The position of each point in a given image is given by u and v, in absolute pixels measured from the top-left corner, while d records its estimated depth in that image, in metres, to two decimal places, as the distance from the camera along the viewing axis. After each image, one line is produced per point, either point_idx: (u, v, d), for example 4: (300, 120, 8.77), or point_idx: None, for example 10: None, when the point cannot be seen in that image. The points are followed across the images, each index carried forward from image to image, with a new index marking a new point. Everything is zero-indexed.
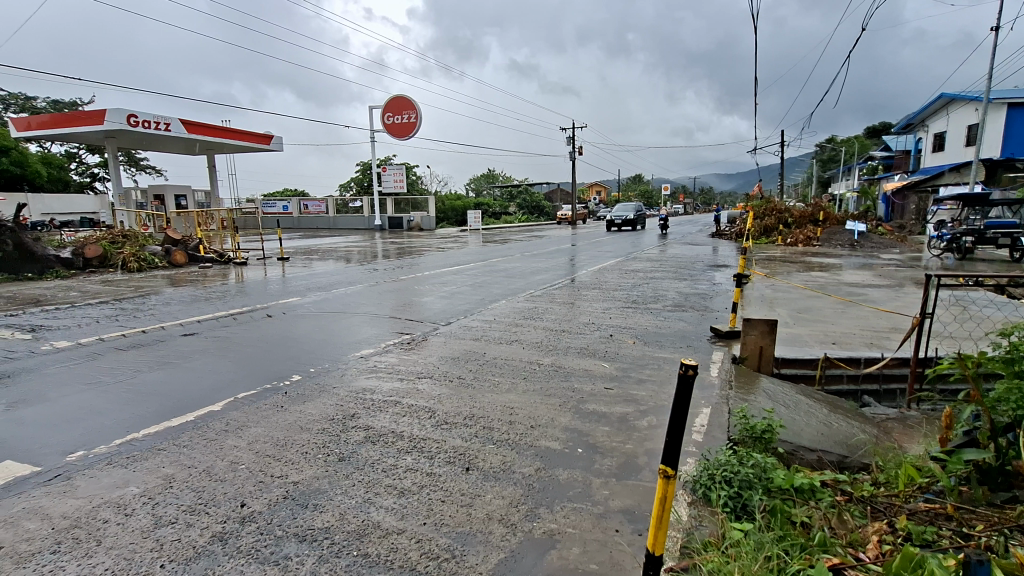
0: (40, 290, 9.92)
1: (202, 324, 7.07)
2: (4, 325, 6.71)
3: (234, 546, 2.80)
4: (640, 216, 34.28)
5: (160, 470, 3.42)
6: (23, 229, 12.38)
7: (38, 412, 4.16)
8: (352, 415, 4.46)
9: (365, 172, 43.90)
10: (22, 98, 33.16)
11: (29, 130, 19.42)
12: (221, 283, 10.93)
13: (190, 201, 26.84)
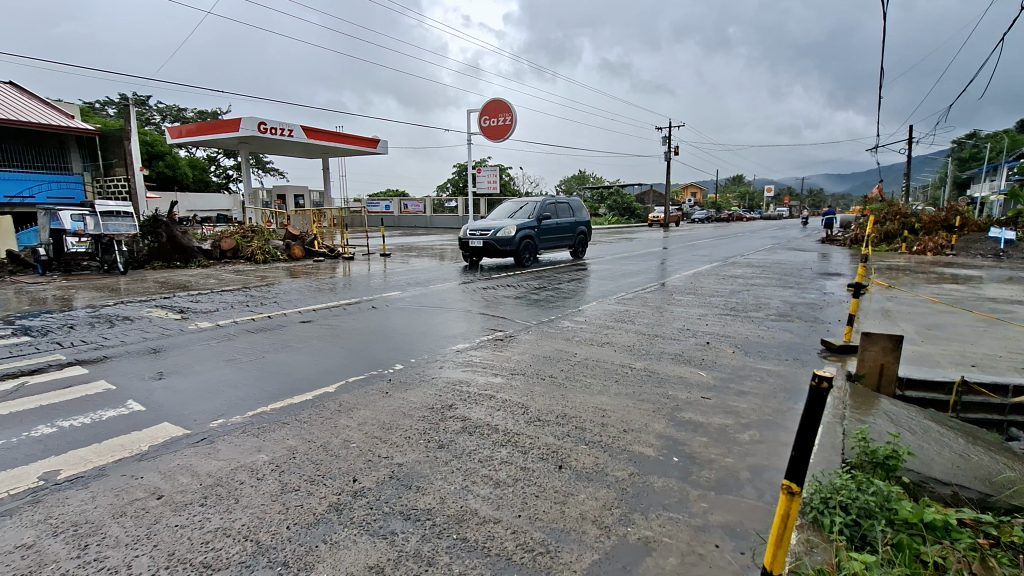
0: (188, 277, 11.37)
1: (316, 313, 7.74)
2: (159, 306, 7.78)
3: (348, 517, 3.04)
4: (555, 236, 15.12)
5: (286, 441, 3.79)
6: (174, 223, 14.12)
7: (187, 383, 4.78)
8: (449, 404, 4.66)
9: (460, 174, 45.50)
10: (175, 109, 38.19)
11: (181, 137, 22.11)
12: (331, 276, 11.87)
13: (306, 200, 29.43)
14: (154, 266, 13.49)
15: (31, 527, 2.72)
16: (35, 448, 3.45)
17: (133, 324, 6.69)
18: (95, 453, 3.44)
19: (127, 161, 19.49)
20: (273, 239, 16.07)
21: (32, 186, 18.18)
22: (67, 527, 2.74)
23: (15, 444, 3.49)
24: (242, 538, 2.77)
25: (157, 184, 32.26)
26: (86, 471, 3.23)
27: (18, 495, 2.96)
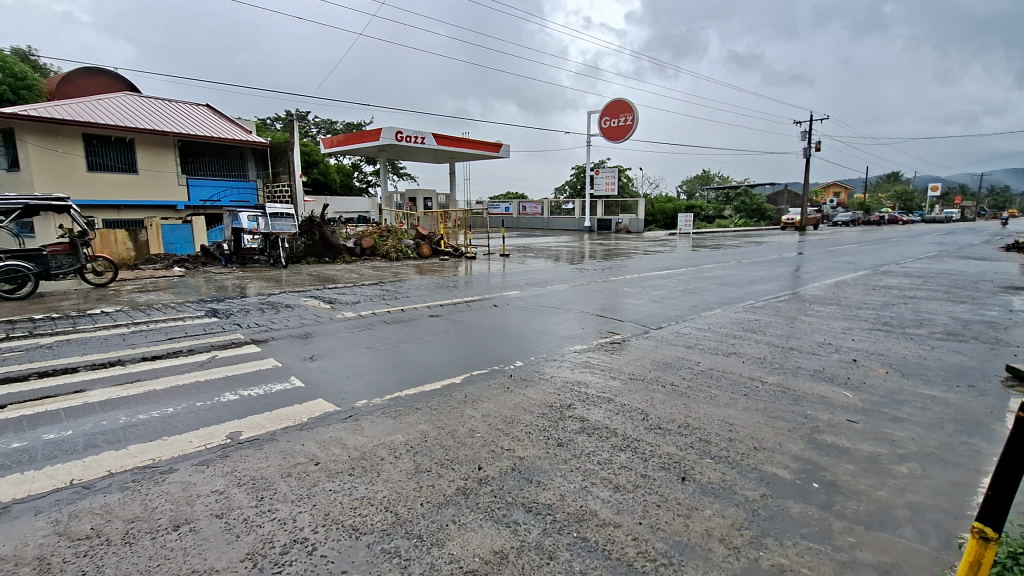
0: (334, 271, 12.74)
1: (443, 308, 8.26)
2: (312, 296, 8.85)
3: (474, 502, 3.21)
4: None
5: (419, 425, 4.11)
6: (325, 224, 15.85)
7: (334, 365, 5.39)
8: (568, 404, 4.70)
9: (578, 176, 45.51)
10: (327, 122, 42.97)
11: (332, 147, 24.82)
12: (454, 274, 12.58)
13: (433, 202, 31.46)
14: (308, 261, 15.27)
15: (221, 476, 3.22)
16: (224, 411, 4.08)
17: (293, 311, 7.69)
18: (267, 420, 3.99)
19: (291, 168, 22.39)
20: (405, 238, 17.46)
21: (220, 192, 21.57)
22: (247, 479, 3.21)
23: (208, 406, 4.16)
24: (383, 510, 3.05)
25: (311, 189, 36.56)
26: (261, 434, 3.75)
27: (212, 449, 3.51)
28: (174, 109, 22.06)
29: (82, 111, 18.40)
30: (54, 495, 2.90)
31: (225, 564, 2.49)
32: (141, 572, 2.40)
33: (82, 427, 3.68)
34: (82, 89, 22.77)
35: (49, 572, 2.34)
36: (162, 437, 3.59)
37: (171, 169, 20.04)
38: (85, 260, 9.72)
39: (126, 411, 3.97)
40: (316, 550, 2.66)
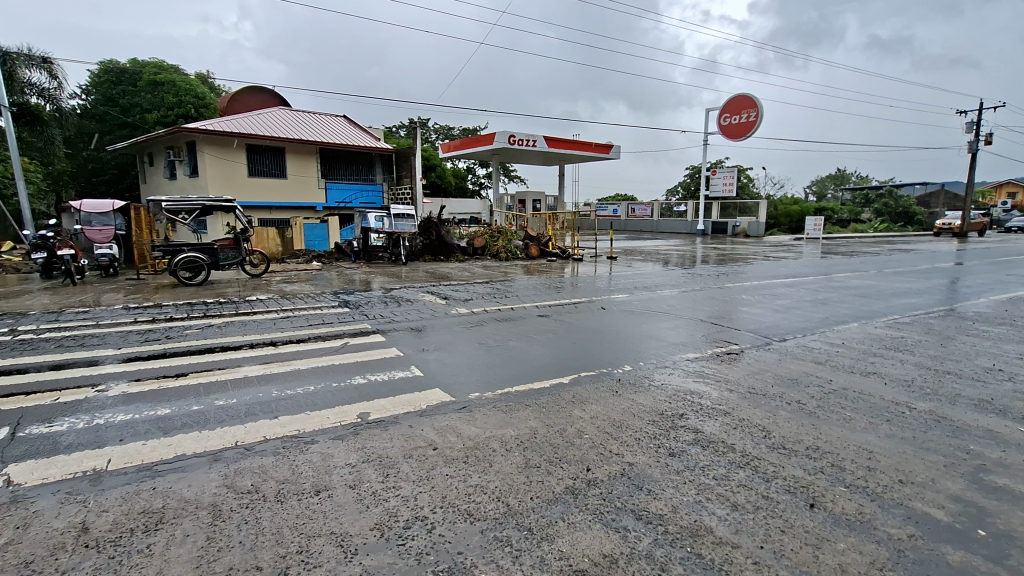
0: (448, 269, 13.43)
1: (551, 309, 8.35)
2: (428, 292, 9.41)
3: (583, 503, 3.20)
4: None
5: (528, 422, 4.19)
6: (442, 224, 16.78)
7: (448, 357, 5.69)
8: (680, 414, 4.52)
9: (692, 176, 43.44)
10: (445, 128, 45.39)
11: (449, 152, 26.18)
12: (561, 275, 12.66)
13: (542, 204, 31.87)
14: (425, 259, 16.30)
15: (354, 451, 3.55)
16: (355, 393, 4.49)
17: (412, 305, 8.25)
18: (391, 404, 4.33)
19: (412, 171, 23.99)
20: (514, 239, 17.92)
21: (352, 194, 23.72)
22: (375, 456, 3.50)
23: (341, 388, 4.60)
24: (495, 499, 3.16)
25: (428, 191, 38.86)
26: (386, 417, 4.08)
27: (346, 426, 3.88)
28: (317, 120, 24.67)
29: (246, 125, 21.27)
30: (224, 452, 3.39)
31: (358, 531, 2.74)
32: (291, 527, 2.72)
33: (244, 397, 4.26)
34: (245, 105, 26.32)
35: (221, 517, 2.75)
36: (305, 412, 4.04)
37: (312, 174, 22.45)
38: (244, 254, 11.22)
39: (278, 386, 4.52)
40: (435, 529, 2.83)
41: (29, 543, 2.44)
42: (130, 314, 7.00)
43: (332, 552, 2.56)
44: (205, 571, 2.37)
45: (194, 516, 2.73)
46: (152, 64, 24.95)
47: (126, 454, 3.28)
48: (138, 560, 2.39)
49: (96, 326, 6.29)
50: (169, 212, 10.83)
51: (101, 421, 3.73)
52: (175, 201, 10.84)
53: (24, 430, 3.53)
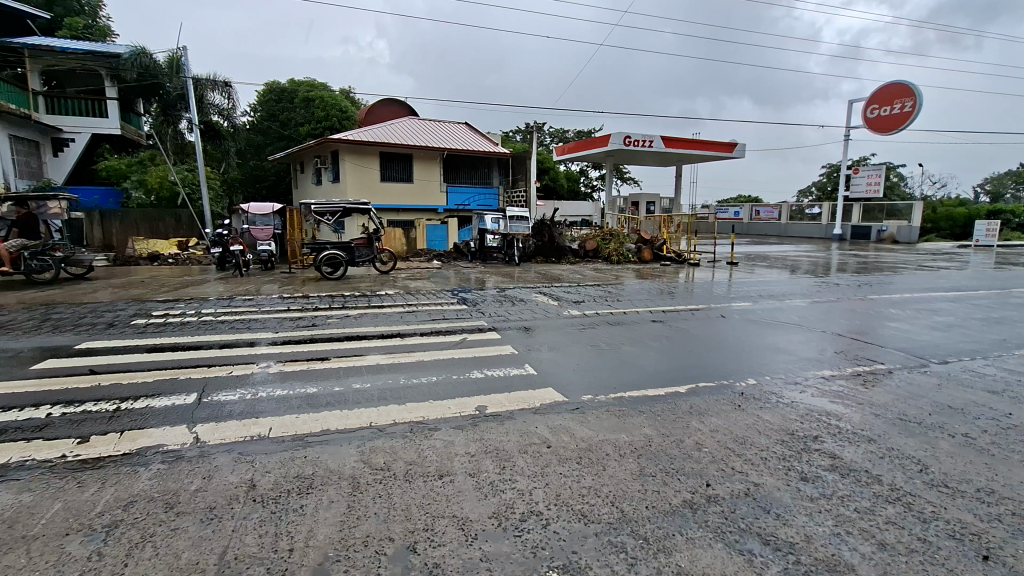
0: (559, 271, 13.55)
1: (666, 314, 8.06)
2: (541, 293, 9.57)
3: (703, 518, 3.03)
4: None
5: (642, 429, 4.08)
6: (554, 226, 16.98)
7: (561, 358, 5.74)
8: (815, 436, 4.12)
9: (829, 176, 39.28)
10: (560, 131, 45.84)
11: (563, 154, 26.35)
12: (676, 280, 12.19)
13: (656, 207, 30.85)
14: (537, 260, 16.62)
15: (474, 442, 3.72)
16: (472, 387, 4.71)
17: (526, 305, 8.44)
18: (506, 400, 4.47)
19: (527, 174, 24.51)
20: (626, 242, 17.56)
21: (469, 197, 24.82)
22: (492, 449, 3.63)
23: (461, 380, 4.85)
24: (609, 503, 3.12)
25: (541, 193, 39.44)
26: (503, 411, 4.23)
27: (466, 417, 4.09)
28: (440, 128, 26.16)
29: (378, 134, 23.16)
30: (361, 430, 3.74)
31: (477, 517, 2.88)
32: (417, 506, 2.93)
33: (376, 383, 4.68)
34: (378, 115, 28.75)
35: (359, 489, 3.04)
36: (430, 401, 4.33)
37: (433, 178, 23.87)
38: (376, 253, 12.29)
39: (404, 375, 4.89)
40: (550, 525, 2.87)
41: (212, 492, 2.89)
42: (284, 303, 7.99)
43: (454, 534, 2.72)
44: (347, 536, 2.63)
45: (337, 485, 3.05)
46: (305, 82, 28.15)
47: (282, 425, 3.75)
48: (294, 517, 2.73)
49: (257, 313, 7.27)
50: (316, 213, 12.21)
51: (263, 394, 4.31)
52: (320, 203, 12.19)
53: (208, 396, 4.19)
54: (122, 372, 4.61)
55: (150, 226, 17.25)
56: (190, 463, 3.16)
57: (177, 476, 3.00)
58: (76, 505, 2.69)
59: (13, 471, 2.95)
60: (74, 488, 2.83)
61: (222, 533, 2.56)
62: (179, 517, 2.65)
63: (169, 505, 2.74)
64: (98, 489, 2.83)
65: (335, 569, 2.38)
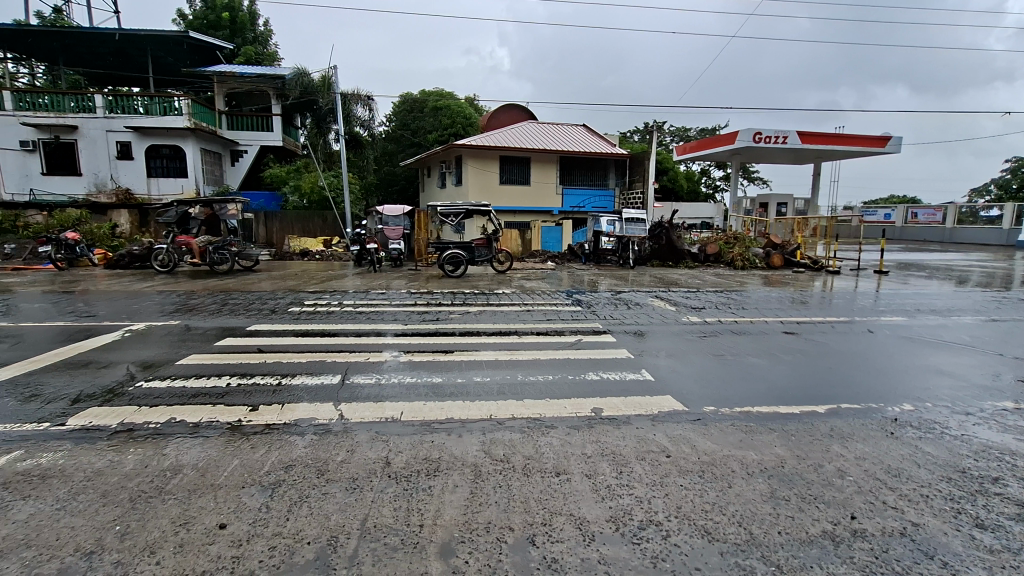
0: (678, 275, 12.99)
1: (801, 326, 7.37)
2: (659, 297, 9.26)
3: (848, 554, 2.70)
4: None
5: (774, 448, 3.77)
6: (674, 229, 16.28)
7: (680, 365, 5.50)
8: (993, 478, 3.48)
9: (1014, 172, 33.05)
10: (682, 130, 43.88)
11: (684, 153, 25.19)
12: (813, 288, 11.07)
13: (789, 209, 28.29)
14: (654, 264, 16.09)
15: (591, 443, 3.71)
16: (588, 388, 4.70)
17: (642, 309, 8.22)
18: (623, 404, 4.40)
19: (645, 175, 23.84)
20: (753, 246, 16.36)
21: (584, 199, 24.75)
22: (609, 452, 3.59)
23: (577, 381, 4.87)
24: (735, 523, 2.91)
25: (659, 195, 37.98)
26: (619, 415, 4.17)
27: (582, 417, 4.09)
28: (557, 130, 26.38)
29: (498, 138, 23.98)
30: (482, 421, 3.92)
31: (595, 519, 2.86)
32: (536, 501, 2.99)
33: (496, 377, 4.87)
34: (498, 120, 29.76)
35: (481, 476, 3.18)
36: (546, 399, 4.40)
37: (548, 181, 24.16)
38: (494, 253, 12.74)
39: (521, 372, 5.03)
40: (670, 537, 2.76)
41: (354, 463, 3.21)
42: (412, 298, 8.61)
43: (572, 532, 2.73)
44: (471, 520, 2.77)
45: (461, 471, 3.23)
46: (434, 92, 29.95)
47: (412, 410, 4.05)
48: (423, 496, 2.94)
49: (388, 305, 7.92)
50: (442, 215, 12.96)
51: (395, 380, 4.69)
52: (446, 206, 12.93)
53: (349, 378, 4.66)
54: (281, 353, 5.29)
55: (302, 225, 19.55)
56: (336, 436, 3.54)
57: (326, 447, 3.38)
58: (249, 462, 3.14)
59: (203, 428, 3.53)
60: (248, 448, 3.31)
61: (363, 502, 2.83)
62: (329, 482, 2.99)
63: (320, 471, 3.10)
64: (265, 451, 3.29)
65: (460, 550, 2.52)
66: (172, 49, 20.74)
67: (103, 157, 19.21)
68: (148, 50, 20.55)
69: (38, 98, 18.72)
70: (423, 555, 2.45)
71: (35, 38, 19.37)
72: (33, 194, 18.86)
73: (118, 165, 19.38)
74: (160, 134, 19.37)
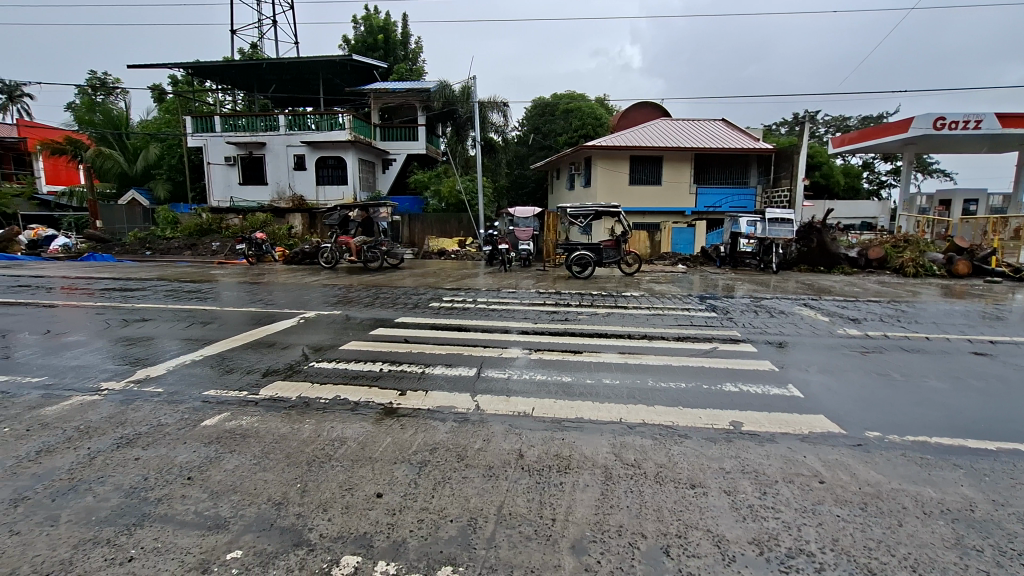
0: (832, 282, 11.62)
1: (997, 346, 6.15)
2: (808, 306, 8.37)
3: None
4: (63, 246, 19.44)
5: (961, 488, 3.20)
6: (826, 230, 14.58)
7: (833, 382, 4.94)
8: None
9: None
10: (840, 120, 39.06)
11: (842, 146, 22.38)
12: (1013, 302, 9.19)
13: (981, 207, 23.71)
14: (801, 268, 14.58)
15: (729, 458, 3.49)
16: (726, 399, 4.42)
17: (788, 318, 7.50)
18: (766, 419, 4.07)
19: (793, 172, 21.64)
20: (930, 251, 14.07)
21: (720, 198, 23.24)
22: (752, 470, 3.34)
23: (713, 390, 4.61)
24: (908, 567, 2.51)
25: (810, 192, 34.10)
26: (762, 431, 3.86)
27: (719, 429, 3.87)
28: (692, 127, 25.05)
29: (629, 138, 23.44)
30: (612, 424, 3.89)
31: (735, 539, 2.68)
32: (669, 511, 2.89)
33: (626, 381, 4.79)
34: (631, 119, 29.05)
35: (612, 479, 3.16)
36: (679, 407, 4.23)
37: (681, 180, 23.06)
38: (623, 254, 12.51)
39: (652, 377, 4.88)
40: (824, 571, 2.47)
41: (491, 453, 3.39)
42: (540, 297, 8.81)
43: (710, 549, 2.59)
44: (602, 521, 2.77)
45: (591, 471, 3.24)
46: (565, 95, 30.15)
47: (543, 406, 4.16)
48: (555, 492, 3.00)
49: (518, 304, 8.21)
50: (572, 216, 13.04)
51: (526, 376, 4.86)
52: (576, 207, 12.98)
53: (483, 372, 4.93)
54: (424, 344, 5.75)
55: (441, 227, 20.98)
56: (474, 426, 3.76)
57: (465, 435, 3.61)
58: (400, 441, 3.48)
59: (361, 407, 3.99)
60: (398, 429, 3.66)
61: (498, 489, 2.98)
62: (468, 467, 3.19)
63: (460, 456, 3.32)
64: (413, 432, 3.61)
65: (592, 549, 2.53)
66: (338, 71, 23.50)
67: (284, 168, 22.43)
68: (319, 74, 23.54)
69: (238, 121, 22.45)
70: (556, 548, 2.51)
71: (236, 70, 23.24)
72: (232, 201, 22.70)
73: (294, 175, 22.47)
74: (325, 146, 22.11)
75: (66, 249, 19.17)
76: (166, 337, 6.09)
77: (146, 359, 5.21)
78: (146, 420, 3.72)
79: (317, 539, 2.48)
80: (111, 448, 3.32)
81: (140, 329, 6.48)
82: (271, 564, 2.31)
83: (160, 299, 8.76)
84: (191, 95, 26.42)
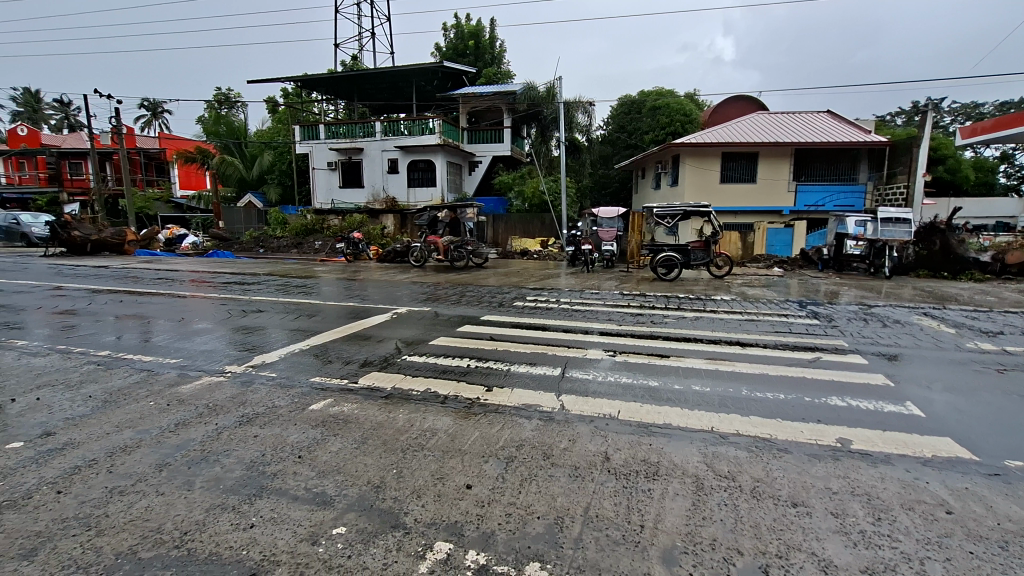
0: (959, 289, 10.33)
1: None
2: (929, 315, 7.51)
3: None
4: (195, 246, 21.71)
5: None
6: (950, 230, 13.11)
7: (960, 402, 4.40)
8: None
9: None
10: (972, 107, 34.56)
11: (974, 136, 19.69)
12: None
13: None
14: (920, 274, 13.14)
15: (837, 477, 3.22)
16: (831, 414, 4.09)
17: (904, 328, 6.77)
18: (880, 438, 3.71)
19: (911, 167, 19.51)
20: None
21: (824, 197, 21.64)
22: (863, 492, 3.07)
23: (816, 403, 4.28)
24: None
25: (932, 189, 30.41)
26: (875, 451, 3.53)
27: (824, 446, 3.58)
28: (792, 120, 23.33)
29: (721, 134, 22.27)
30: (703, 432, 3.74)
31: (845, 565, 2.47)
32: (768, 528, 2.73)
33: (717, 388, 4.57)
34: (724, 114, 27.55)
35: (704, 490, 3.04)
36: (778, 419, 3.97)
37: (779, 178, 21.57)
38: (712, 255, 11.97)
39: (747, 386, 4.62)
40: None
41: (577, 453, 3.38)
42: (625, 299, 8.64)
43: (814, 573, 2.41)
44: (693, 532, 2.67)
45: (681, 480, 3.13)
46: (653, 91, 29.17)
47: (630, 410, 4.08)
48: (643, 498, 2.94)
49: (602, 305, 8.11)
50: (659, 216, 12.65)
51: (610, 378, 4.79)
52: (665, 207, 12.58)
53: (568, 372, 4.93)
54: (509, 343, 5.85)
55: (524, 227, 21.20)
56: (559, 425, 3.77)
57: (551, 434, 3.62)
58: (487, 436, 3.57)
59: (451, 401, 4.14)
60: (486, 424, 3.76)
61: (585, 490, 2.97)
62: (554, 466, 3.21)
63: (546, 455, 3.34)
64: (500, 428, 3.69)
65: (683, 560, 2.45)
66: (430, 78, 24.47)
67: (378, 171, 23.77)
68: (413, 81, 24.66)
69: (339, 128, 24.11)
70: (645, 555, 2.46)
71: (339, 82, 24.98)
72: (333, 203, 24.45)
73: (387, 178, 23.73)
74: (415, 150, 23.13)
75: (195, 246, 21.67)
76: (276, 327, 6.70)
77: (261, 346, 5.77)
78: (263, 402, 4.12)
79: (412, 523, 2.61)
80: (234, 424, 3.70)
81: (255, 319, 7.18)
82: (372, 543, 2.46)
83: (271, 292, 9.67)
84: (300, 106, 28.80)
